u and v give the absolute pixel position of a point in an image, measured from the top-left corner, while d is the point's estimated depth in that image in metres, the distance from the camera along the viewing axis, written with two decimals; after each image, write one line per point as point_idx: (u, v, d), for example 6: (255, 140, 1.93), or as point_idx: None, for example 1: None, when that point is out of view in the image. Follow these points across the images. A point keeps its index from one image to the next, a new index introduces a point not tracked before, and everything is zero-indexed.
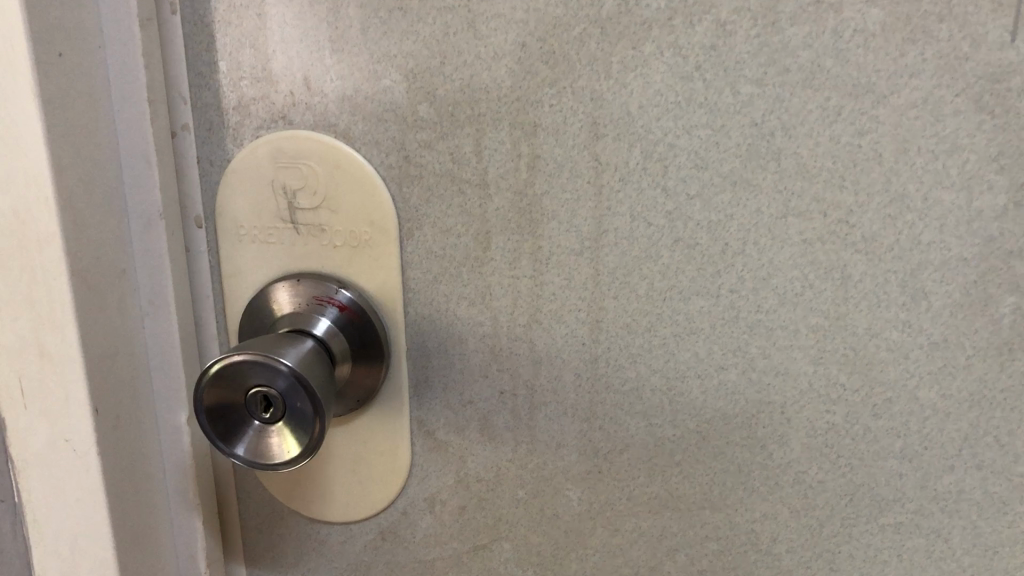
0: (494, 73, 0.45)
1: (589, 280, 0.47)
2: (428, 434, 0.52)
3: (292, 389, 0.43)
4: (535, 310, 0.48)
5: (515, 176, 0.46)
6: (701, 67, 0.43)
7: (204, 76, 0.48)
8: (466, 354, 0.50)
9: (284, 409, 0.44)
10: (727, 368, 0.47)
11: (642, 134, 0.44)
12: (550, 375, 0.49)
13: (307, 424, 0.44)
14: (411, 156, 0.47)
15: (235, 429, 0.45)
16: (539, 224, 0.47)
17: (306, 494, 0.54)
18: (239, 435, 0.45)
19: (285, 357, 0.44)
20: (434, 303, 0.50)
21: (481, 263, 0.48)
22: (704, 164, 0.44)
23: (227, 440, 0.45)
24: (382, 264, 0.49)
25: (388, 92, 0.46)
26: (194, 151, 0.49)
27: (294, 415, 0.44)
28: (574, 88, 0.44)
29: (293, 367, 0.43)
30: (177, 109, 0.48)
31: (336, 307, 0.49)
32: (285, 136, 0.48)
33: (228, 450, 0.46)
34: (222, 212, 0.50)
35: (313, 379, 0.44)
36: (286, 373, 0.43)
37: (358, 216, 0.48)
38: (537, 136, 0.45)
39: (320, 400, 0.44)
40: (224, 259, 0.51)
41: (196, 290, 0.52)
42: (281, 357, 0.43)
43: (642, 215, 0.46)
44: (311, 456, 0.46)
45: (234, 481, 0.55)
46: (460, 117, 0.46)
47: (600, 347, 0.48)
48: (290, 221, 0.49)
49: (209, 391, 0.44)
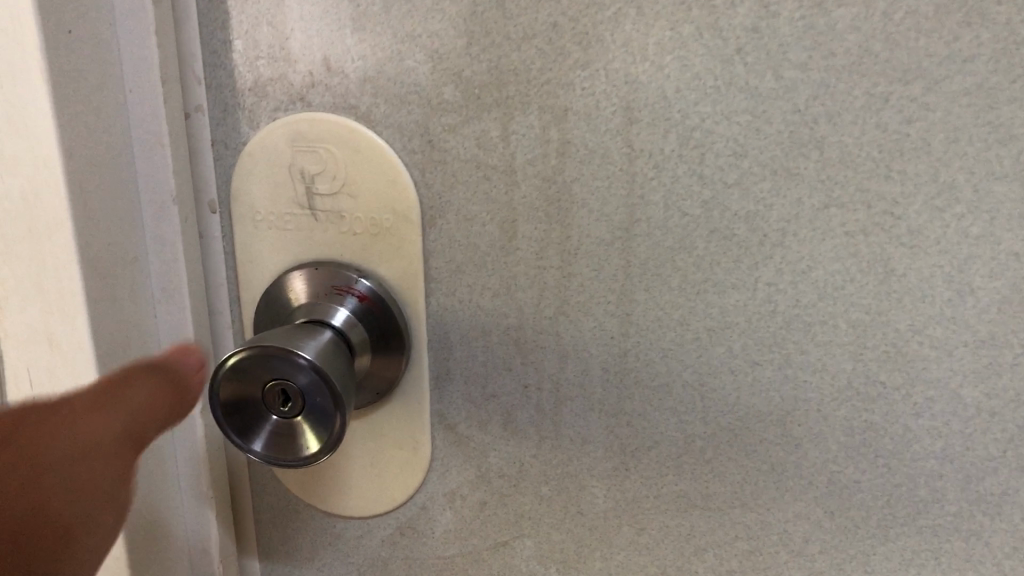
0: (524, 53, 0.43)
1: (619, 271, 0.45)
2: (448, 428, 0.50)
3: (313, 384, 0.42)
4: (562, 302, 0.47)
5: (544, 163, 0.44)
6: (743, 49, 0.41)
7: (219, 55, 0.46)
8: (490, 346, 0.48)
9: (304, 403, 0.42)
10: (763, 364, 0.45)
11: (679, 119, 0.42)
12: (577, 369, 0.48)
13: (329, 419, 0.42)
14: (434, 140, 0.45)
15: (252, 424, 0.44)
16: (568, 213, 0.45)
17: (322, 487, 0.52)
18: (256, 430, 0.44)
19: (305, 349, 0.42)
20: (456, 294, 0.48)
21: (506, 253, 0.46)
22: (743, 152, 0.42)
23: (244, 435, 0.44)
24: (404, 252, 0.47)
25: (412, 73, 0.44)
26: (208, 133, 0.47)
27: (314, 410, 0.42)
28: (608, 70, 0.42)
29: (314, 360, 0.41)
30: (191, 89, 0.46)
31: (356, 297, 0.47)
32: (302, 118, 0.46)
33: (245, 445, 0.44)
34: (237, 197, 0.48)
35: (334, 373, 0.42)
36: (307, 366, 0.41)
37: (378, 202, 0.46)
38: (567, 120, 0.43)
39: (342, 394, 0.42)
40: (240, 245, 0.49)
41: (210, 277, 0.50)
42: (302, 350, 0.42)
43: (676, 205, 0.44)
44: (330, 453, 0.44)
45: (247, 473, 0.54)
46: (487, 100, 0.44)
47: (630, 341, 0.46)
48: (308, 207, 0.47)
49: (227, 384, 0.43)
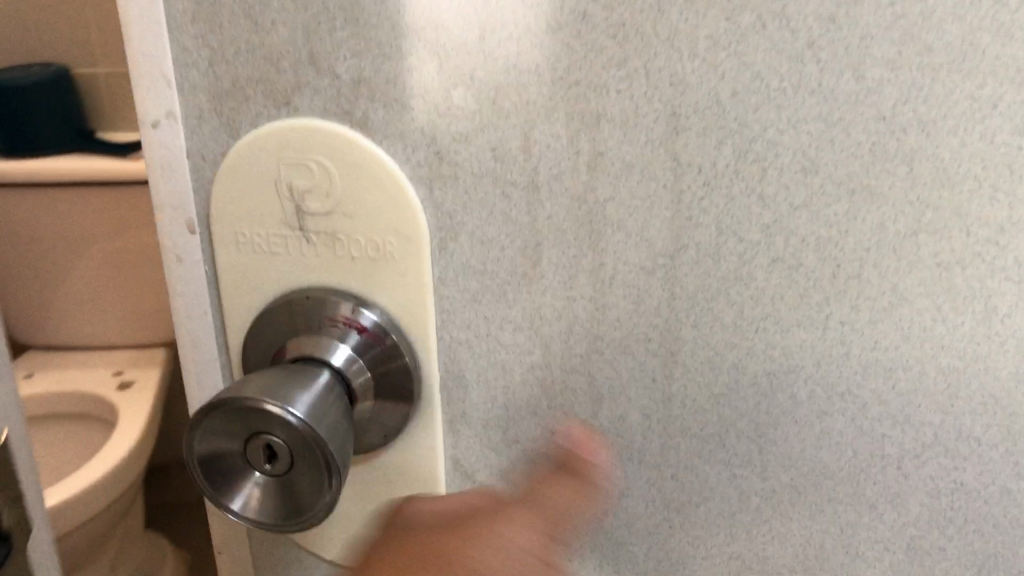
0: (547, 50, 0.36)
1: (662, 304, 0.39)
2: (465, 476, 0.44)
3: (303, 446, 0.36)
4: (594, 339, 0.40)
5: (572, 179, 0.37)
6: (816, 44, 0.34)
7: (192, 52, 0.39)
8: (511, 386, 0.42)
9: (293, 461, 0.37)
10: (833, 415, 0.39)
11: (736, 127, 0.35)
12: (612, 414, 0.41)
13: (320, 480, 0.37)
14: (443, 152, 0.38)
15: (230, 475, 0.38)
16: (601, 237, 0.38)
17: (323, 534, 0.46)
18: (236, 485, 0.38)
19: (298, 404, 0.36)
20: (472, 327, 0.41)
21: (529, 282, 0.39)
22: (814, 168, 0.35)
23: (219, 492, 0.39)
24: (412, 280, 0.40)
25: (415, 72, 0.37)
26: (184, 141, 0.40)
27: (305, 471, 0.37)
28: (649, 69, 0.35)
29: (305, 421, 0.35)
30: (159, 92, 0.39)
31: (356, 331, 0.41)
32: (289, 126, 0.39)
33: (225, 502, 0.39)
34: (217, 215, 0.41)
35: (327, 435, 0.36)
36: (297, 428, 0.35)
37: (379, 223, 0.39)
38: (600, 129, 0.36)
39: (338, 456, 0.36)
40: (224, 270, 0.42)
41: (190, 305, 0.43)
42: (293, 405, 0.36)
43: (731, 229, 0.37)
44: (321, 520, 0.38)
45: (233, 534, 0.47)
46: (504, 104, 0.37)
47: (675, 385, 0.40)
48: (298, 228, 0.41)
49: (209, 441, 0.37)
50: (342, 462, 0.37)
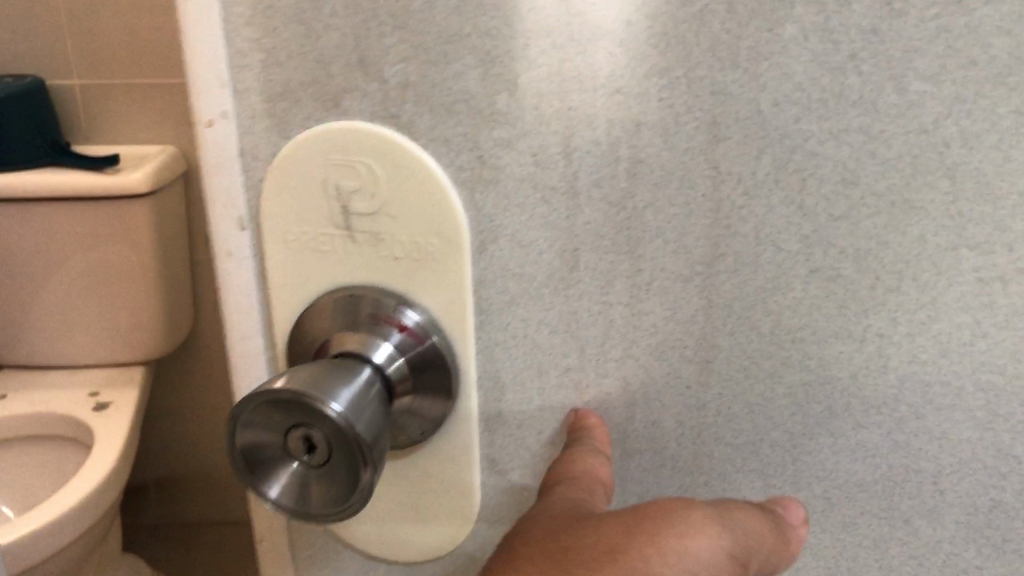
0: (591, 57, 0.36)
1: (699, 311, 0.39)
2: (500, 474, 0.45)
3: (341, 439, 0.37)
4: (630, 344, 0.40)
5: (612, 185, 0.38)
6: (859, 56, 0.34)
7: (246, 55, 0.40)
8: (547, 388, 0.42)
9: (331, 452, 0.38)
10: (868, 427, 0.38)
11: (776, 137, 0.35)
12: (646, 419, 0.41)
13: (355, 471, 0.37)
14: (485, 156, 0.39)
15: (267, 464, 0.39)
16: (639, 243, 0.38)
17: (362, 527, 0.47)
18: (273, 473, 0.39)
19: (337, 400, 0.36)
20: (510, 329, 0.41)
21: (567, 286, 0.40)
22: (854, 179, 0.35)
23: (256, 480, 0.39)
24: (452, 280, 0.41)
25: (460, 78, 0.38)
26: (236, 141, 0.42)
27: (342, 462, 0.38)
28: (691, 78, 0.35)
29: (343, 417, 0.36)
30: (211, 94, 0.40)
31: (397, 329, 0.41)
32: (337, 128, 0.40)
33: (260, 489, 0.39)
34: (265, 214, 0.42)
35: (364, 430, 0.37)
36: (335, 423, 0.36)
37: (422, 224, 0.40)
38: (641, 136, 0.37)
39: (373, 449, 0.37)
40: (271, 267, 0.44)
41: (238, 299, 0.45)
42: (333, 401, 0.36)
43: (770, 239, 0.37)
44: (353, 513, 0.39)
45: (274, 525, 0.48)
46: (547, 110, 0.37)
47: (710, 393, 0.40)
48: (343, 227, 0.42)
49: (253, 429, 0.38)
50: (377, 457, 0.37)
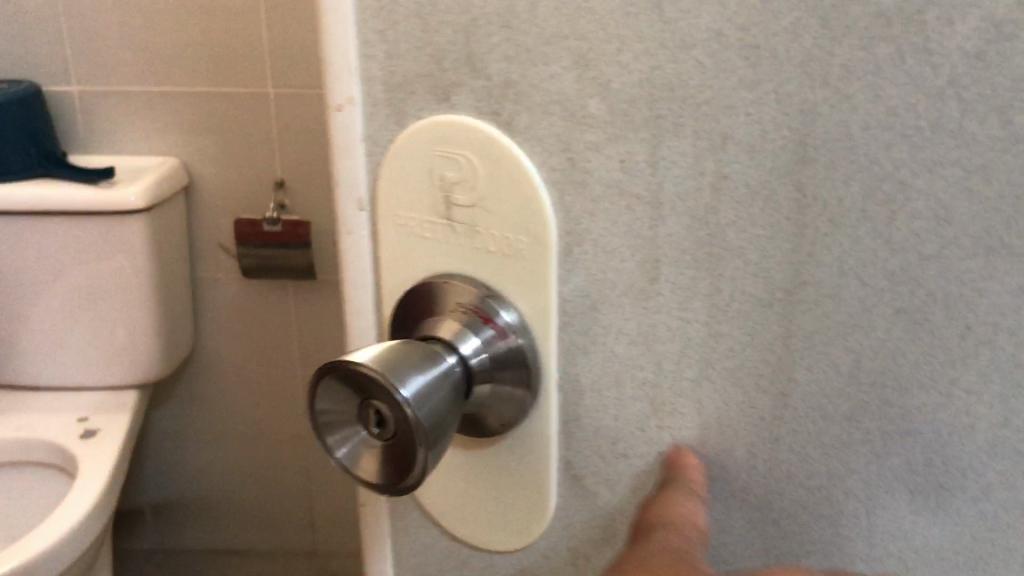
0: (681, 65, 0.35)
1: (777, 340, 0.37)
2: (576, 478, 0.45)
3: (401, 420, 0.38)
4: (705, 365, 0.39)
5: (695, 199, 0.37)
6: (959, 82, 0.31)
7: (371, 45, 0.42)
8: (623, 399, 0.42)
9: (392, 431, 0.39)
10: (950, 489, 0.36)
11: (865, 164, 0.33)
12: (718, 445, 0.40)
13: (410, 453, 0.38)
14: (576, 158, 0.39)
15: (336, 426, 0.40)
16: (719, 261, 0.37)
17: (448, 506, 0.48)
18: (340, 436, 0.40)
19: (405, 385, 0.38)
20: (590, 334, 0.41)
21: (647, 296, 0.39)
22: (947, 217, 0.33)
23: (325, 438, 0.41)
24: (538, 278, 0.41)
25: (556, 80, 0.38)
26: (361, 126, 0.44)
27: (400, 443, 0.39)
28: (780, 94, 0.34)
29: (406, 401, 0.37)
30: (342, 80, 0.43)
31: (489, 324, 0.42)
32: (445, 121, 0.41)
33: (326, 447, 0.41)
34: (382, 196, 0.45)
35: (425, 419, 0.38)
36: (398, 405, 0.37)
37: (514, 220, 0.41)
38: (727, 151, 0.35)
39: (431, 438, 0.38)
40: (384, 247, 0.46)
41: (354, 272, 0.47)
42: (401, 385, 0.37)
43: (854, 271, 0.34)
44: (402, 493, 0.40)
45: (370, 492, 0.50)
46: (636, 117, 0.37)
47: (784, 427, 0.38)
48: (446, 216, 0.43)
49: (326, 390, 0.40)
50: (433, 446, 0.38)
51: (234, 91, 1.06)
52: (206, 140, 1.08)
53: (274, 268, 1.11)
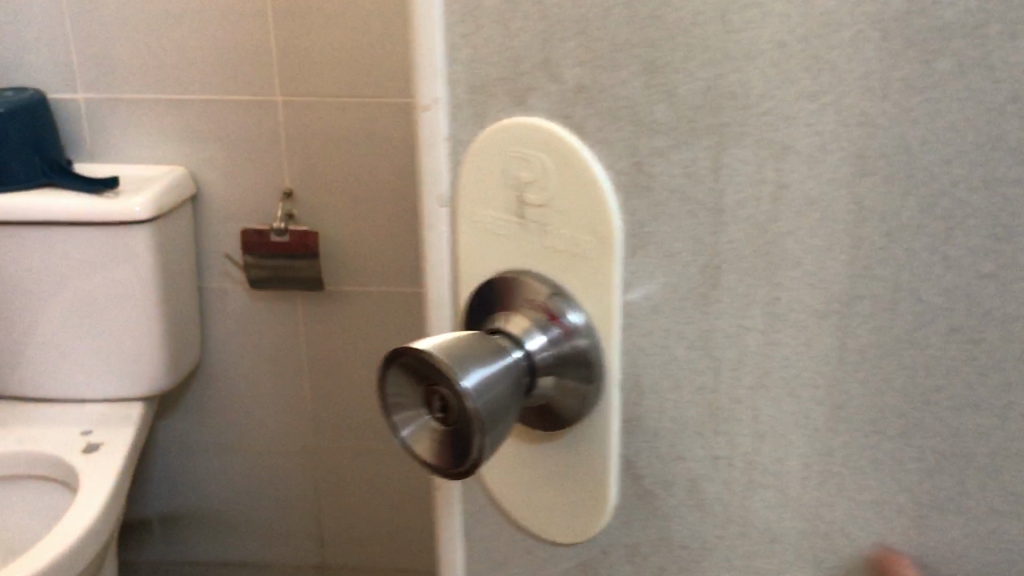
0: (744, 75, 0.36)
1: (832, 353, 0.37)
2: (634, 478, 0.45)
3: (463, 408, 0.39)
4: (762, 373, 0.39)
5: (756, 208, 0.37)
6: (1021, 98, 0.31)
7: (456, 49, 0.44)
8: (682, 403, 0.42)
9: (454, 418, 0.40)
10: (1004, 516, 0.35)
11: (923, 178, 0.33)
12: (773, 455, 0.40)
13: (468, 440, 0.40)
14: (642, 163, 0.39)
15: (403, 408, 0.42)
16: (777, 271, 0.37)
17: (517, 495, 0.50)
18: (406, 418, 0.42)
19: (468, 375, 0.39)
20: (652, 336, 0.42)
21: (707, 302, 0.39)
22: (1007, 236, 0.32)
23: (391, 418, 0.43)
24: (602, 280, 0.42)
25: (625, 86, 0.39)
26: (445, 125, 0.46)
27: (460, 430, 0.40)
28: (840, 106, 0.34)
29: (467, 390, 0.39)
30: (429, 82, 0.45)
31: (555, 323, 0.44)
32: (520, 123, 0.43)
33: (392, 427, 0.43)
34: (462, 194, 0.47)
35: (485, 409, 0.39)
36: (459, 393, 0.39)
37: (582, 222, 0.42)
38: (787, 160, 0.36)
39: (489, 428, 0.39)
40: (463, 243, 0.48)
41: (436, 266, 0.50)
42: (465, 375, 0.39)
43: (910, 287, 0.34)
44: (458, 478, 0.41)
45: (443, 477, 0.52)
46: (700, 124, 0.37)
47: (836, 441, 0.38)
48: (519, 216, 0.45)
49: (395, 373, 0.42)
50: (491, 435, 0.40)
51: (240, 99, 1.31)
52: (206, 148, 1.34)
53: (270, 274, 1.36)
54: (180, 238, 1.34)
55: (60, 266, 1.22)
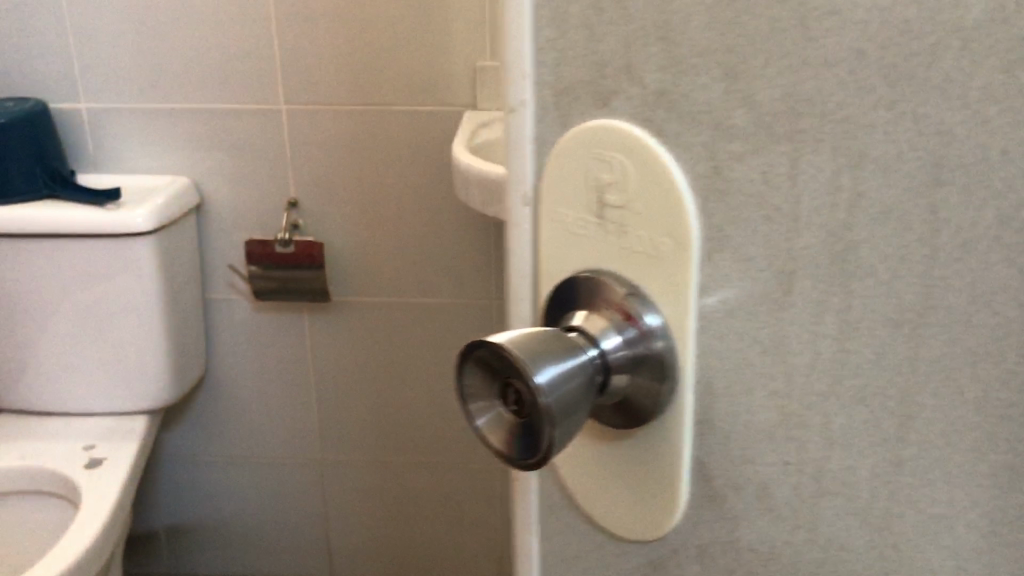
0: (822, 82, 0.36)
1: (904, 363, 0.37)
2: (705, 480, 0.45)
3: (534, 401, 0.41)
4: (834, 380, 0.39)
5: (831, 215, 0.37)
6: None
7: (543, 52, 0.45)
8: (755, 408, 0.42)
9: (527, 410, 0.42)
10: None
11: (1001, 189, 0.33)
12: (843, 463, 0.40)
13: (538, 432, 0.41)
14: (719, 167, 0.40)
15: (478, 399, 0.44)
16: (852, 278, 0.37)
17: (592, 489, 0.51)
18: (481, 408, 0.44)
19: (540, 370, 0.40)
20: (727, 339, 0.42)
21: (781, 307, 0.39)
22: None
23: (467, 408, 0.44)
24: (678, 282, 0.43)
25: (704, 91, 0.39)
26: (531, 126, 0.48)
27: (532, 422, 0.41)
28: (917, 115, 0.34)
29: (539, 385, 0.40)
30: (517, 85, 0.47)
31: (631, 323, 0.44)
32: (603, 126, 0.44)
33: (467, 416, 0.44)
34: (546, 193, 0.48)
35: (556, 404, 0.40)
36: (532, 387, 0.40)
37: (659, 225, 0.43)
38: (863, 168, 0.36)
39: (559, 422, 0.40)
40: (546, 241, 0.49)
41: (522, 262, 0.51)
42: (538, 369, 0.40)
43: (985, 299, 0.34)
44: (527, 469, 0.42)
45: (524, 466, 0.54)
46: (777, 130, 0.37)
47: (907, 451, 0.38)
48: (600, 217, 0.46)
49: (473, 365, 0.44)
50: (561, 429, 0.41)
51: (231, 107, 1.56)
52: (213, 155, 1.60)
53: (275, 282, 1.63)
54: (184, 240, 1.58)
55: (76, 275, 1.48)
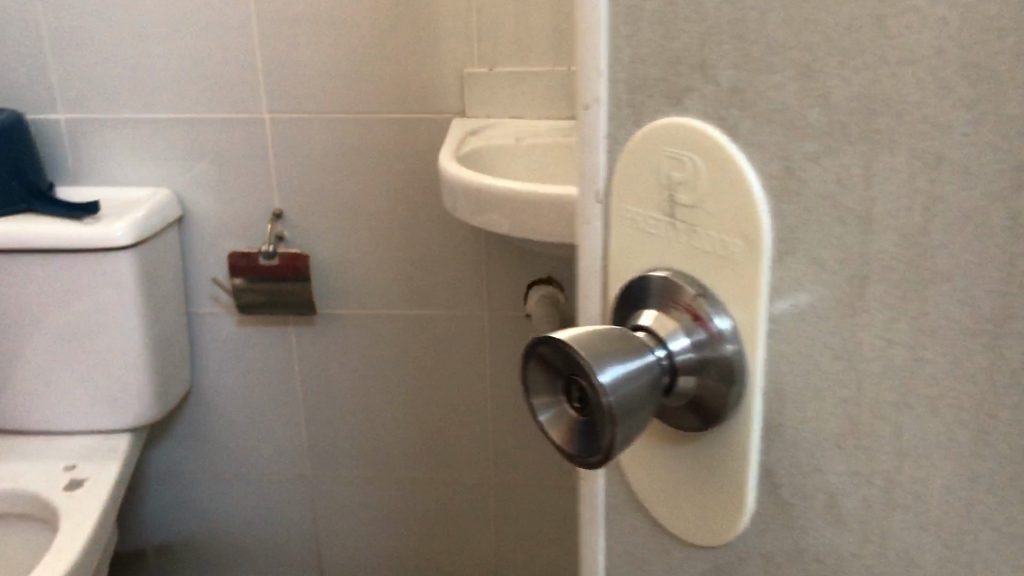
0: (900, 81, 0.35)
1: (980, 375, 0.35)
2: (772, 486, 0.44)
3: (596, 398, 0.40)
4: (906, 390, 0.38)
5: (907, 219, 0.36)
6: None
7: (619, 50, 0.45)
8: (824, 416, 0.41)
9: (590, 408, 0.41)
10: None
11: None
12: (915, 475, 0.38)
13: (600, 430, 0.41)
14: (792, 167, 0.39)
15: (542, 395, 0.44)
16: (927, 284, 0.36)
17: (659, 489, 0.51)
18: (545, 404, 0.44)
19: (604, 368, 0.40)
20: (796, 343, 0.41)
21: (853, 312, 0.38)
22: None
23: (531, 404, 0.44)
24: (748, 283, 0.42)
25: (779, 90, 0.39)
26: (604, 124, 0.48)
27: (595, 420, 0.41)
28: (1000, 116, 0.32)
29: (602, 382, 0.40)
30: (592, 83, 0.47)
31: (699, 325, 0.44)
32: (674, 124, 0.44)
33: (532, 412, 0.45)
34: (620, 193, 0.48)
35: (619, 402, 0.40)
36: (594, 384, 0.40)
37: (729, 225, 0.42)
38: (941, 170, 0.34)
39: (621, 420, 0.40)
40: (619, 241, 0.49)
41: (594, 262, 0.52)
42: (601, 367, 0.40)
43: None
44: (588, 468, 0.42)
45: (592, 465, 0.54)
46: (853, 131, 0.36)
47: (980, 468, 0.36)
48: (671, 217, 0.46)
49: (538, 362, 0.44)
50: (623, 428, 0.40)
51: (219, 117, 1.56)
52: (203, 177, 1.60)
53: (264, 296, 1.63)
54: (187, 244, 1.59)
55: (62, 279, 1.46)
